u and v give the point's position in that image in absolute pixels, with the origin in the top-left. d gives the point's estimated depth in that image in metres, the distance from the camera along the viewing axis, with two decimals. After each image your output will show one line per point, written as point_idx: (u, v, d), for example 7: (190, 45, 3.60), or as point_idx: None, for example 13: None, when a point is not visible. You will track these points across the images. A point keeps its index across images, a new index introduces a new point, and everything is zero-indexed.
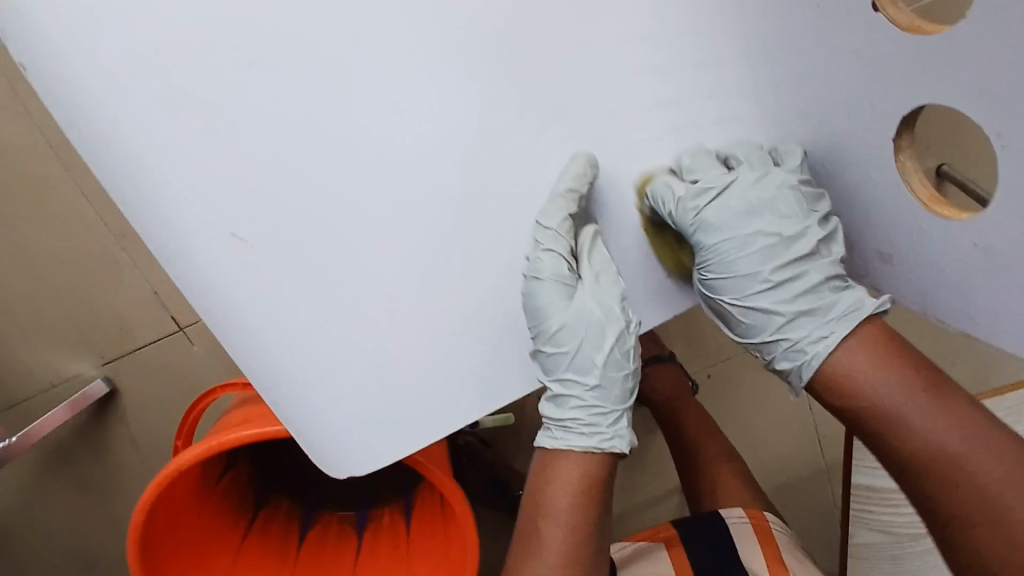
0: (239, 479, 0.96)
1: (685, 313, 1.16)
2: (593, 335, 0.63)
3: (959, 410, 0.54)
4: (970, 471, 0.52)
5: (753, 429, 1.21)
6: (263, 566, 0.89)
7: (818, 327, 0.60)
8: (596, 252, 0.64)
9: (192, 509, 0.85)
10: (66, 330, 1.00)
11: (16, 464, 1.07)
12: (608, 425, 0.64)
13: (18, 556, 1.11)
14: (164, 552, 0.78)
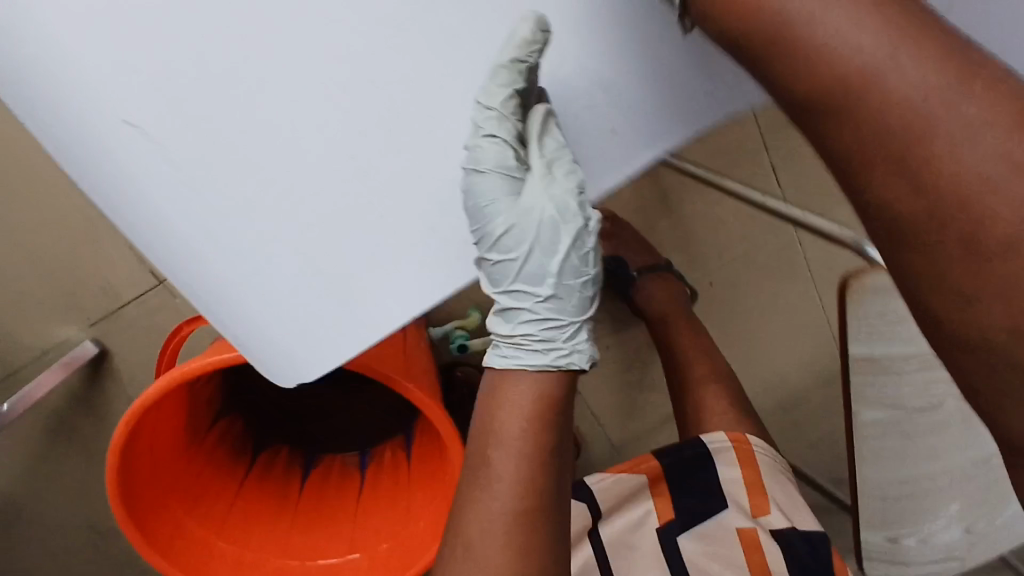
0: (235, 428, 0.95)
1: (679, 218, 1.09)
2: (546, 245, 0.58)
3: (928, 51, 0.43)
4: (929, 129, 0.42)
5: (757, 343, 1.16)
6: (261, 509, 0.88)
7: (675, 48, 0.56)
8: (546, 135, 0.56)
9: (181, 454, 0.83)
10: (49, 294, 0.99)
11: (21, 435, 1.08)
12: (566, 338, 0.63)
13: (37, 525, 1.14)
14: (147, 495, 0.77)
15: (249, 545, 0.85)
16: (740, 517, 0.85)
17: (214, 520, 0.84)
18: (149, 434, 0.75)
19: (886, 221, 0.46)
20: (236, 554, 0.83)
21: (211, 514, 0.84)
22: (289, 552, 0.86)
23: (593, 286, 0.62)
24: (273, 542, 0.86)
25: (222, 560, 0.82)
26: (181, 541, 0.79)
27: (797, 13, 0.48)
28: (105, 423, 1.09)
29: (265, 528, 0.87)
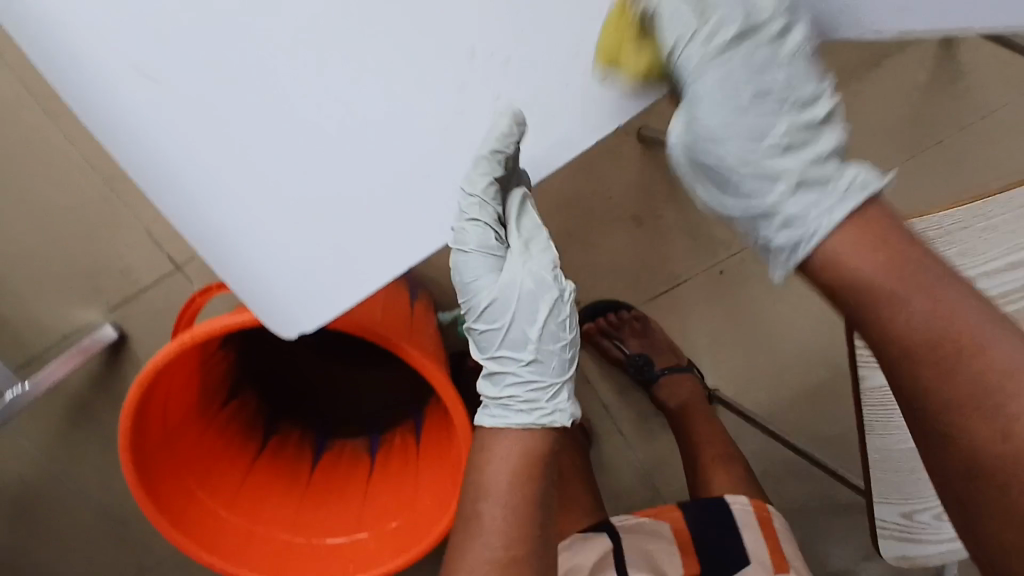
0: (247, 409, 0.97)
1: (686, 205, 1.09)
2: (528, 310, 0.64)
3: (953, 289, 0.51)
4: (950, 335, 0.49)
5: (771, 328, 1.15)
6: (272, 487, 0.90)
7: (824, 196, 0.55)
8: (524, 215, 0.67)
9: (194, 427, 0.86)
10: (72, 278, 1.02)
11: (42, 424, 1.11)
12: (552, 396, 0.66)
13: (53, 516, 1.16)
14: (162, 463, 0.79)
15: (259, 519, 0.86)
16: (760, 573, 0.82)
17: (224, 495, 0.86)
18: (162, 398, 0.78)
19: (898, 351, 0.51)
20: (246, 525, 0.84)
21: (223, 486, 0.86)
22: (298, 527, 0.87)
23: (572, 352, 0.67)
24: (283, 516, 0.87)
25: (232, 530, 0.83)
26: (192, 509, 0.81)
27: (865, 227, 0.53)
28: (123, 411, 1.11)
29: (275, 504, 0.88)
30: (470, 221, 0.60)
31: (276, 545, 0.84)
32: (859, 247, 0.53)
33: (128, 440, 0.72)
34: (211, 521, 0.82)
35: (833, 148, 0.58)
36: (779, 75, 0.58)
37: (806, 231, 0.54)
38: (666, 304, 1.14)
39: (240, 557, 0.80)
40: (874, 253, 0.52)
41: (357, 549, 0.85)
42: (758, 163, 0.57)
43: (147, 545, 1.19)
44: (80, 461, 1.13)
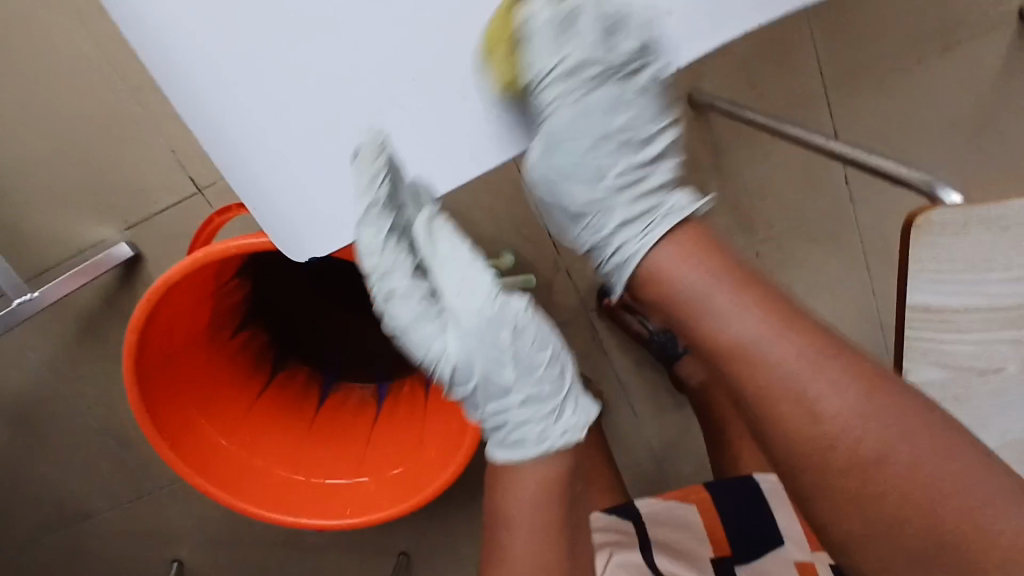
0: (257, 341, 0.95)
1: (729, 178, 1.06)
2: (493, 359, 0.66)
3: (796, 329, 0.54)
4: (787, 402, 0.53)
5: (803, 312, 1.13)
6: (275, 424, 0.88)
7: (643, 223, 0.60)
8: (436, 241, 0.66)
9: (200, 354, 0.83)
10: (89, 191, 1.00)
11: (49, 337, 1.10)
12: (556, 416, 0.69)
13: (57, 427, 1.17)
14: (165, 388, 0.77)
15: (259, 453, 0.85)
16: (798, 552, 0.83)
17: (226, 426, 0.84)
18: (170, 319, 0.75)
19: (779, 432, 0.54)
20: (246, 458, 0.83)
21: (225, 416, 0.84)
22: (298, 466, 0.86)
23: (554, 364, 0.68)
24: (284, 453, 0.86)
25: (231, 461, 0.82)
26: (193, 433, 0.80)
27: (677, 242, 0.59)
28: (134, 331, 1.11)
29: (277, 439, 0.87)
30: (389, 295, 0.67)
31: (275, 481, 0.83)
32: (674, 262, 0.58)
33: (132, 359, 0.69)
34: (211, 451, 0.80)
35: (665, 181, 0.61)
36: (623, 111, 0.60)
37: (628, 254, 0.59)
38: None
39: (239, 489, 0.79)
40: (689, 277, 0.57)
41: (356, 495, 0.84)
42: (568, 177, 0.61)
43: (150, 459, 1.22)
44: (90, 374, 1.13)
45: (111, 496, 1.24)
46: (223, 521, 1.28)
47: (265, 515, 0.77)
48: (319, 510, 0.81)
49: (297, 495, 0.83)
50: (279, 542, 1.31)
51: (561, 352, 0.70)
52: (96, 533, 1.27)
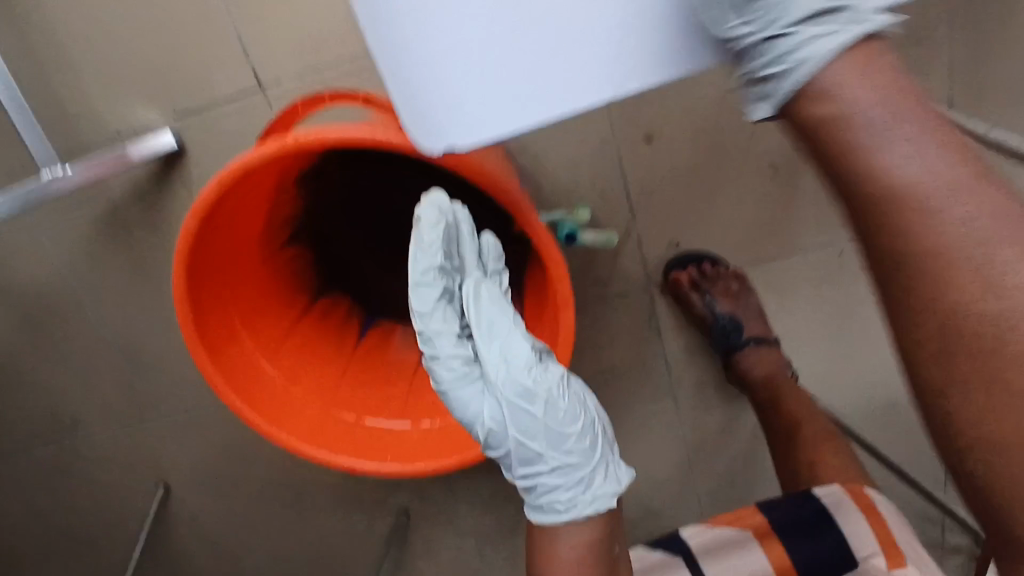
0: (303, 259, 0.87)
1: (833, 170, 0.97)
2: (524, 428, 0.66)
3: (957, 151, 0.45)
4: (932, 243, 0.45)
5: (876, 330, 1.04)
6: (311, 355, 0.81)
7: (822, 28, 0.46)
8: (482, 306, 0.65)
9: (245, 264, 0.76)
10: (145, 71, 0.96)
11: (76, 222, 1.05)
12: (587, 481, 0.69)
13: (62, 320, 1.11)
14: (209, 293, 0.70)
15: (294, 380, 0.78)
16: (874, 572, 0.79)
17: (262, 348, 0.77)
18: (227, 215, 0.68)
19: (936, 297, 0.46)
20: (281, 386, 0.77)
21: (264, 333, 0.78)
22: (334, 401, 0.79)
23: (588, 432, 0.68)
24: (320, 384, 0.79)
25: (265, 383, 0.75)
26: (231, 349, 0.73)
27: (855, 60, 0.45)
28: (166, 234, 1.05)
29: (313, 372, 0.80)
30: (432, 355, 0.66)
31: (309, 413, 0.77)
32: (861, 80, 0.45)
33: (184, 251, 0.63)
34: (246, 369, 0.74)
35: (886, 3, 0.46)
36: None
37: (804, 52, 0.45)
38: (770, 272, 1.03)
39: (272, 415, 0.73)
40: (884, 93, 0.45)
41: (394, 442, 0.77)
42: None
43: (155, 375, 1.14)
44: (113, 271, 1.07)
45: (106, 407, 1.16)
46: (218, 456, 1.19)
47: (297, 447, 0.71)
48: (353, 450, 0.74)
49: (330, 431, 0.76)
50: (272, 489, 1.22)
51: (594, 423, 0.70)
52: (82, 446, 1.18)
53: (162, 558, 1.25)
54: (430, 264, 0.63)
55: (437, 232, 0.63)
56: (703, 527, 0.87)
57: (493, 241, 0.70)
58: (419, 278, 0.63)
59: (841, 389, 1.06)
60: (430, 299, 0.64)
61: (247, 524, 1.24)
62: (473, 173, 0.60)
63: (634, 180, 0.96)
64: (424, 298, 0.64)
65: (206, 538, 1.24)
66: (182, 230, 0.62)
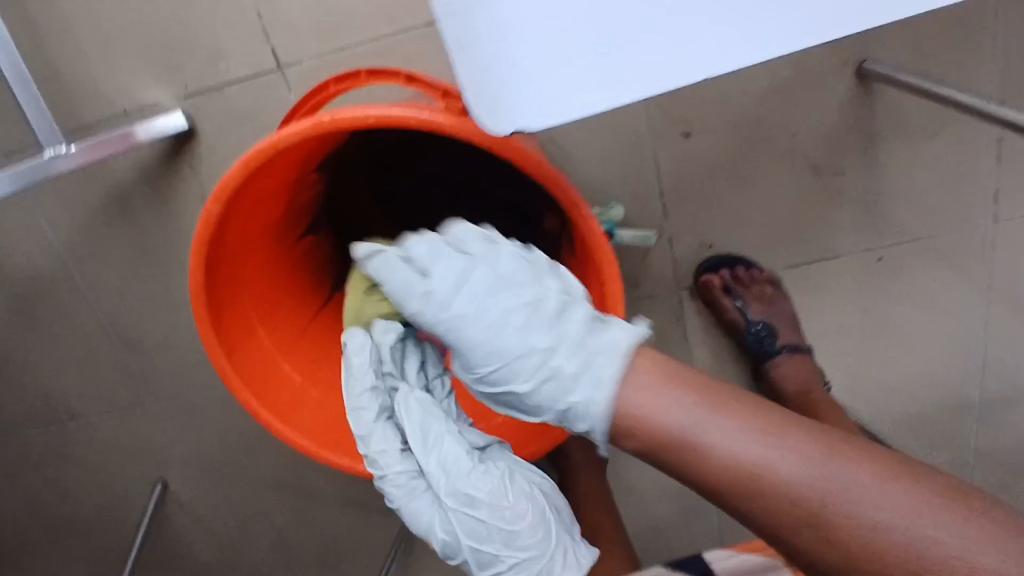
0: (322, 248, 0.82)
1: (877, 170, 0.95)
2: (471, 532, 0.63)
3: (799, 432, 0.51)
4: (802, 492, 0.49)
5: (909, 337, 1.00)
6: (330, 352, 0.77)
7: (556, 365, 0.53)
8: (422, 416, 0.65)
9: (264, 252, 0.71)
10: (155, 46, 0.91)
11: (76, 204, 1.01)
12: (547, 572, 0.64)
13: (57, 306, 1.06)
14: (226, 284, 0.66)
15: (312, 379, 0.73)
16: None
17: (280, 343, 0.73)
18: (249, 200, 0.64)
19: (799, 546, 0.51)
20: (299, 385, 0.72)
21: (281, 328, 0.73)
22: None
23: (541, 524, 0.63)
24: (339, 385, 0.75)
25: (283, 380, 0.71)
26: (247, 344, 0.69)
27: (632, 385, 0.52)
28: (173, 217, 1.00)
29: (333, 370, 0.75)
30: (381, 472, 0.65)
31: (327, 415, 0.72)
32: (642, 383, 0.53)
33: (203, 237, 0.58)
34: (263, 367, 0.69)
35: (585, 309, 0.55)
36: None
37: (552, 399, 0.53)
38: (809, 275, 0.98)
39: (288, 416, 0.68)
40: (671, 398, 0.52)
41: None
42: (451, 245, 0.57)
43: (158, 366, 1.09)
44: (118, 255, 1.03)
45: (105, 397, 1.10)
46: (221, 451, 1.14)
47: (315, 451, 0.66)
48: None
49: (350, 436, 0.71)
50: (275, 486, 1.17)
51: (545, 512, 0.64)
52: (78, 437, 1.13)
53: (162, 550, 1.21)
54: (367, 384, 0.66)
55: (366, 358, 0.66)
56: (732, 551, 0.87)
57: (434, 353, 0.73)
58: (357, 398, 0.66)
59: (874, 399, 1.02)
60: (369, 417, 0.65)
61: (245, 522, 1.19)
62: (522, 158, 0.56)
63: (668, 176, 0.92)
64: (363, 419, 0.66)
65: (206, 532, 1.20)
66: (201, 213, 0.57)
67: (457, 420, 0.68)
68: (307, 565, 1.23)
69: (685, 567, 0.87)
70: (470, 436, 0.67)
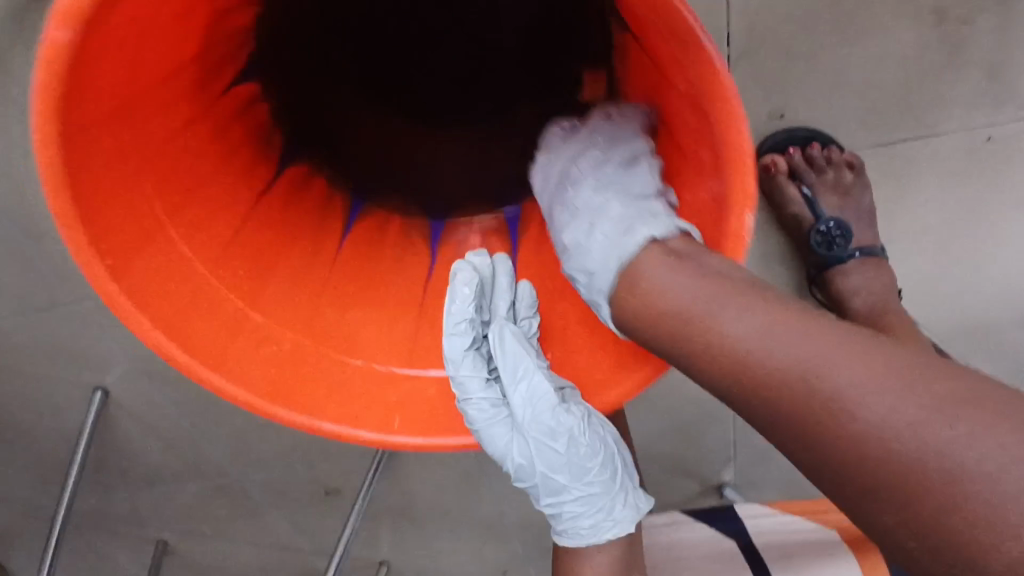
0: (259, 107, 0.61)
1: (1004, 23, 0.73)
2: (550, 460, 0.57)
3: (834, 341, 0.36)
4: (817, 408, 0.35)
5: (1008, 238, 0.80)
6: (278, 257, 0.56)
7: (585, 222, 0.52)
8: (515, 349, 0.57)
9: (177, 120, 0.50)
10: None
11: None
12: (610, 510, 0.59)
13: None
14: (116, 168, 0.45)
15: (253, 298, 0.53)
16: None
17: (212, 250, 0.52)
18: (135, 27, 0.41)
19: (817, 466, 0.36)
20: (241, 306, 0.52)
21: (206, 229, 0.52)
22: (314, 337, 0.55)
23: (610, 466, 0.58)
24: (291, 307, 0.55)
25: (216, 300, 0.51)
26: (157, 250, 0.48)
27: (661, 249, 0.46)
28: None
29: (285, 285, 0.55)
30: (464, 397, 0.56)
31: (276, 351, 0.52)
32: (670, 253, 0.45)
33: (52, 79, 0.37)
34: (184, 287, 0.49)
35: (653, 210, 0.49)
36: None
37: (565, 250, 0.53)
38: (896, 157, 0.77)
39: (217, 355, 0.49)
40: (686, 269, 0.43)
41: (402, 402, 0.55)
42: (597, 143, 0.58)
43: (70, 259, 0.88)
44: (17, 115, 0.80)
45: (13, 294, 0.91)
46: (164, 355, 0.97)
47: (254, 404, 0.49)
48: (346, 409, 0.52)
49: (310, 381, 0.52)
50: None
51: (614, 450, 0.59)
52: None
53: (111, 452, 1.08)
54: (462, 316, 0.57)
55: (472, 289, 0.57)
56: (773, 511, 0.77)
57: (529, 288, 0.61)
58: (450, 328, 0.57)
59: (955, 311, 0.82)
60: (456, 346, 0.57)
61: (206, 430, 1.05)
62: None
63: (740, 17, 0.71)
64: (455, 348, 0.57)
65: (158, 436, 1.06)
66: (43, 37, 0.36)
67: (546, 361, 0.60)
68: (278, 471, 1.10)
69: (715, 524, 0.77)
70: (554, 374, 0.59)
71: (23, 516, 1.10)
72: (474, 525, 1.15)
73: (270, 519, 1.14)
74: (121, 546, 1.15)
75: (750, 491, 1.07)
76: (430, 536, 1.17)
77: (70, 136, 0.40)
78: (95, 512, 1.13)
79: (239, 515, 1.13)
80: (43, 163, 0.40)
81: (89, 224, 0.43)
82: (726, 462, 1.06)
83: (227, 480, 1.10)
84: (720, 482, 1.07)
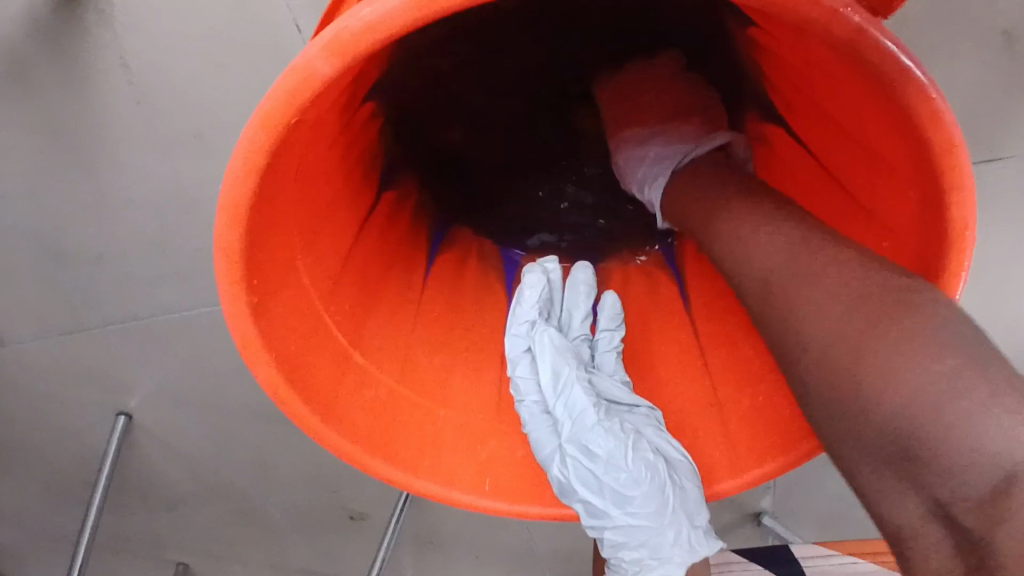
0: (376, 126, 0.54)
1: None
2: (588, 475, 0.50)
3: (909, 244, 0.38)
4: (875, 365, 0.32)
5: None
6: (372, 298, 0.51)
7: (650, 141, 0.56)
8: (565, 356, 0.54)
9: (325, 148, 0.43)
10: None
11: None
12: (659, 548, 0.50)
13: None
14: (279, 202, 0.39)
15: (357, 339, 0.48)
16: None
17: (324, 282, 0.46)
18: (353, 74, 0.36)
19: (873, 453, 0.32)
20: (344, 347, 0.47)
21: (322, 262, 0.46)
22: (408, 381, 0.50)
23: (657, 497, 0.49)
24: (389, 349, 0.50)
25: (324, 339, 0.46)
26: (285, 283, 0.42)
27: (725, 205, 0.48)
28: (95, 84, 0.72)
29: (382, 328, 0.51)
30: (513, 385, 0.53)
31: (372, 399, 0.48)
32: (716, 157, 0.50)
33: (286, 114, 0.31)
34: (304, 326, 0.44)
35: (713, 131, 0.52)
36: None
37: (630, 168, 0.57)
38: None
39: (327, 400, 0.45)
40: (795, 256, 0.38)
41: (491, 459, 0.51)
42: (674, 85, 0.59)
43: (93, 283, 0.85)
44: (29, 141, 0.76)
45: (33, 319, 0.88)
46: (189, 382, 0.93)
47: (354, 456, 0.45)
48: (442, 466, 0.49)
49: (409, 432, 0.49)
50: (256, 420, 0.97)
51: (670, 475, 0.50)
52: (12, 364, 0.92)
53: (131, 476, 1.05)
54: (526, 317, 0.56)
55: (537, 292, 0.57)
56: (832, 552, 0.76)
57: (613, 300, 0.58)
58: (512, 328, 0.55)
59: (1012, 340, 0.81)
60: (516, 346, 0.54)
61: (228, 457, 1.02)
62: (847, 38, 0.28)
63: None
64: (517, 347, 0.55)
65: (180, 458, 1.02)
66: (301, 63, 0.30)
67: (611, 378, 0.56)
68: (304, 496, 1.06)
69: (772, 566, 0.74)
70: (613, 391, 0.54)
71: (45, 533, 1.09)
72: (503, 550, 1.11)
73: (295, 541, 1.11)
74: (144, 563, 1.15)
75: (789, 518, 1.02)
76: (457, 559, 1.13)
77: (270, 169, 0.34)
78: (115, 532, 1.11)
79: (262, 535, 1.11)
80: (228, 187, 0.33)
81: (254, 258, 0.38)
82: (765, 491, 1.00)
83: (251, 503, 1.07)
84: (758, 509, 1.03)
